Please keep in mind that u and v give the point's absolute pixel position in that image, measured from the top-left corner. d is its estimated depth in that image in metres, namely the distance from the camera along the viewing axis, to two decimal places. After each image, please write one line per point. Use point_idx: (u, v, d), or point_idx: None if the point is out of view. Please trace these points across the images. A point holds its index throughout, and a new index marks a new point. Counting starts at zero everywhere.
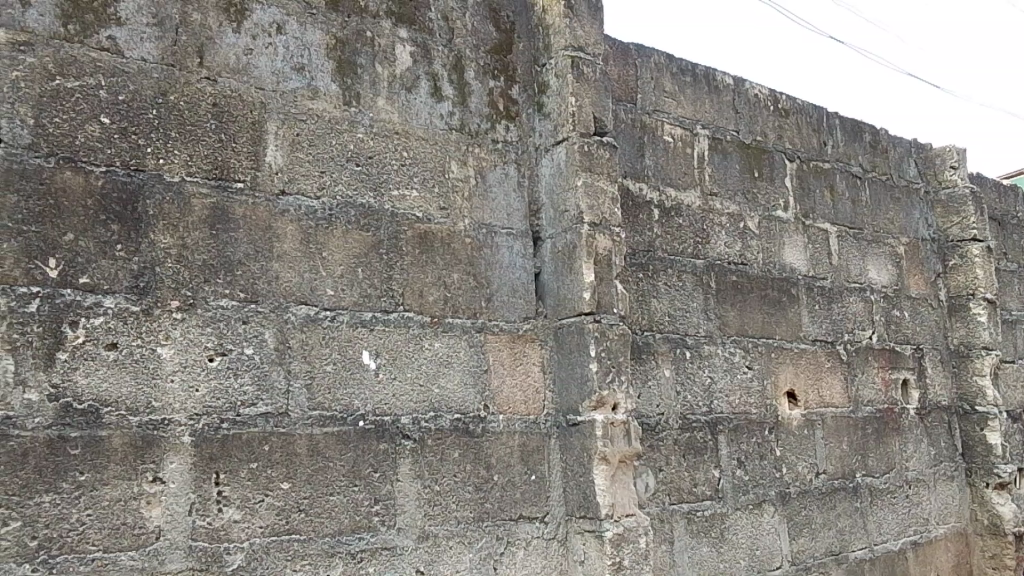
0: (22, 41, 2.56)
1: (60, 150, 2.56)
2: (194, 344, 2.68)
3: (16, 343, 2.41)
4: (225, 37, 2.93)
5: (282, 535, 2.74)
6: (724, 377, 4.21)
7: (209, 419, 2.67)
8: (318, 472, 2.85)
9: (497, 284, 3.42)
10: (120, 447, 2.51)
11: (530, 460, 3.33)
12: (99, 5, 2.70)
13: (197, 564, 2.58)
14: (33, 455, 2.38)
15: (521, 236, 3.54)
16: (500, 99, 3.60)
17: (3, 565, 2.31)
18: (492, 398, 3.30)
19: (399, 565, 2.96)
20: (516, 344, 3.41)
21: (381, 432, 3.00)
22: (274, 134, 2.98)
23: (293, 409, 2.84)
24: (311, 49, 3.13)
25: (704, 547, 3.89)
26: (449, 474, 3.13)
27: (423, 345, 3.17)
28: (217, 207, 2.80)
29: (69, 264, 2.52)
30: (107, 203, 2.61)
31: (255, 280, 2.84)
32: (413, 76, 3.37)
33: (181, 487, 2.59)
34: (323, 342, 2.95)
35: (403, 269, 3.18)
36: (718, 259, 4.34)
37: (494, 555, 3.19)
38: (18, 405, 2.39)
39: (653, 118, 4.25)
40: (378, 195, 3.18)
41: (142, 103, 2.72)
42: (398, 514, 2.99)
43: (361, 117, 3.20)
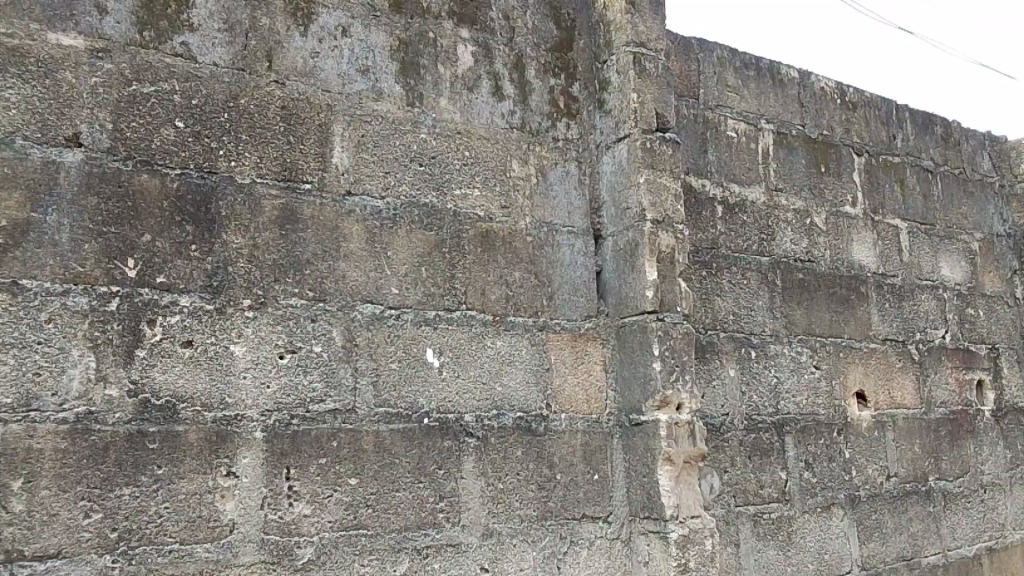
0: (100, 47, 2.64)
1: (137, 153, 2.65)
2: (265, 342, 2.75)
3: (97, 340, 2.49)
4: (293, 41, 2.99)
5: (350, 530, 2.78)
6: (791, 377, 4.11)
7: (280, 416, 2.73)
8: (385, 468, 2.88)
9: (558, 282, 3.41)
10: (196, 441, 2.58)
11: (593, 459, 3.31)
12: (173, 12, 2.78)
13: (269, 557, 2.64)
14: (113, 448, 2.47)
15: (582, 234, 3.52)
16: (561, 97, 3.59)
17: (85, 555, 2.39)
18: (555, 397, 3.29)
19: (463, 562, 2.98)
20: (578, 342, 3.39)
21: (445, 430, 3.02)
22: (340, 135, 3.03)
23: (360, 406, 2.88)
24: (375, 51, 3.17)
25: (771, 550, 3.81)
26: (512, 472, 3.13)
27: (485, 343, 3.18)
28: (287, 208, 2.86)
29: (146, 264, 2.60)
30: (182, 204, 2.69)
31: (324, 279, 2.89)
32: (474, 75, 3.38)
33: (253, 481, 2.65)
34: (387, 340, 2.98)
35: (466, 268, 3.20)
36: (784, 256, 4.25)
37: (557, 554, 3.18)
38: (100, 400, 2.47)
39: (716, 113, 4.18)
40: (441, 194, 3.20)
41: (214, 107, 2.80)
42: (461, 511, 3.01)
43: (424, 117, 3.23)
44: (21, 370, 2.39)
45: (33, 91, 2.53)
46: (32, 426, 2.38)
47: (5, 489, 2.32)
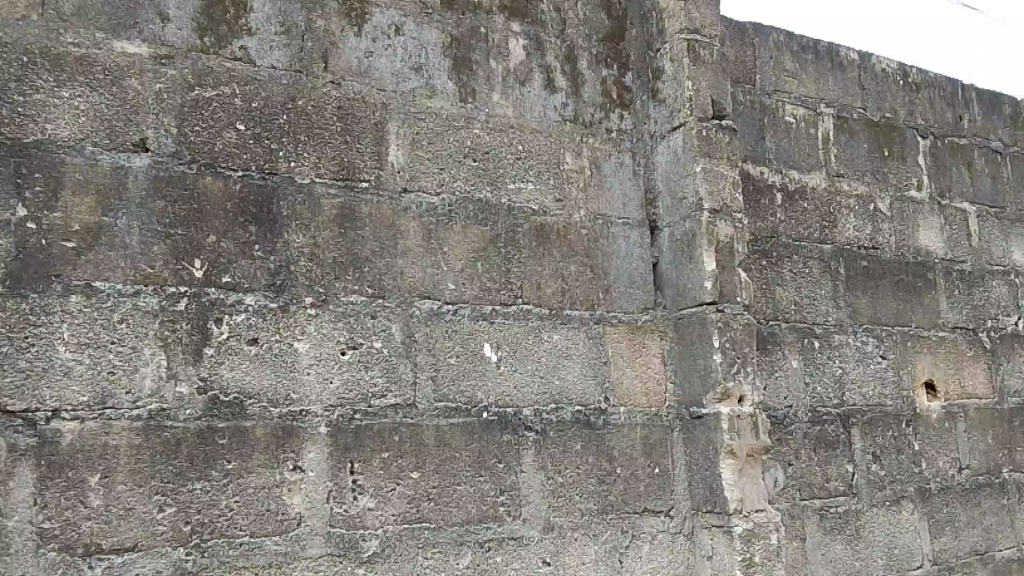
0: (163, 55, 2.72)
1: (201, 157, 2.71)
2: (327, 339, 2.79)
3: (167, 339, 2.57)
4: (348, 41, 3.03)
5: (413, 523, 2.82)
6: (856, 367, 4.00)
7: (344, 411, 2.77)
8: (446, 462, 2.90)
9: (615, 275, 3.38)
10: (263, 436, 2.64)
11: (653, 453, 3.28)
12: (231, 17, 2.84)
13: (335, 550, 2.69)
14: (185, 444, 2.54)
15: (638, 226, 3.48)
16: (614, 88, 3.56)
17: (160, 548, 2.47)
18: (613, 390, 3.27)
19: (525, 555, 2.98)
20: (636, 335, 3.36)
21: (504, 424, 3.03)
22: (395, 133, 3.06)
23: (420, 401, 2.90)
24: (428, 49, 3.19)
25: (838, 544, 3.73)
26: (572, 466, 3.12)
27: (542, 337, 3.18)
28: (345, 207, 2.90)
29: (212, 264, 2.66)
30: (245, 206, 2.75)
31: (382, 276, 2.93)
32: (527, 69, 3.37)
33: (319, 476, 2.70)
34: (445, 335, 3.00)
35: (522, 262, 3.20)
36: (847, 244, 4.14)
37: (619, 548, 3.16)
38: (171, 397, 2.55)
39: (773, 99, 4.09)
40: (495, 189, 3.21)
41: (273, 110, 2.85)
42: (523, 505, 3.01)
43: (477, 113, 3.23)
44: (96, 370, 2.47)
45: (100, 99, 2.61)
46: (108, 423, 2.46)
47: (84, 484, 2.41)
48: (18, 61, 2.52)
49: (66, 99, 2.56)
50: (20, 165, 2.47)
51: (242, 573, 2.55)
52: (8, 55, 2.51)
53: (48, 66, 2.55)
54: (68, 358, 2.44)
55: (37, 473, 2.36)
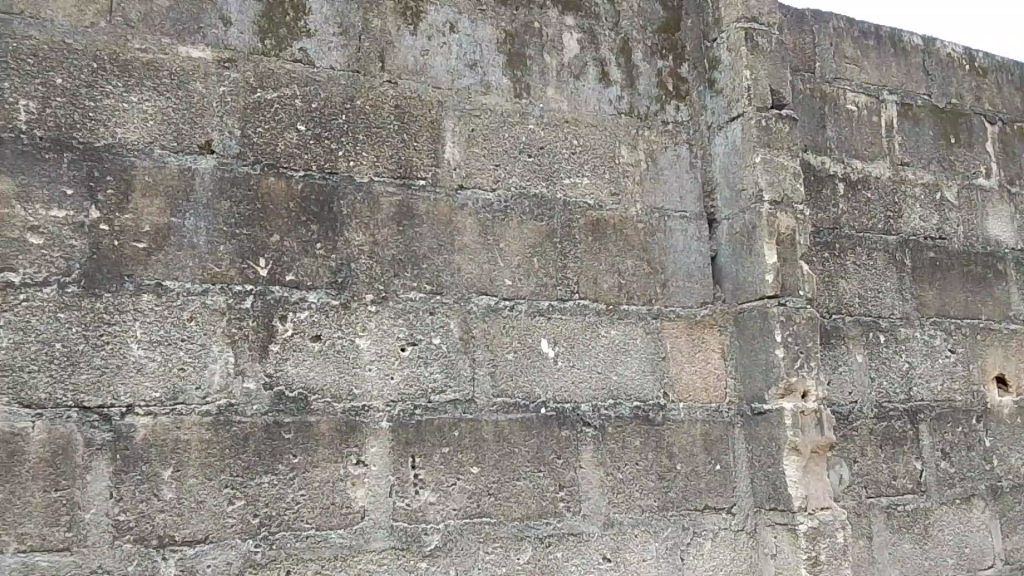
0: (226, 58, 2.78)
1: (264, 158, 2.77)
2: (388, 335, 2.83)
3: (234, 336, 2.63)
4: (404, 40, 3.06)
5: (474, 517, 2.83)
6: (924, 361, 3.89)
7: (405, 406, 2.80)
8: (506, 457, 2.91)
9: (672, 269, 3.34)
10: (328, 431, 2.69)
11: (714, 449, 3.24)
12: (291, 19, 2.89)
13: (398, 543, 2.72)
14: (253, 439, 2.59)
15: (696, 219, 3.43)
16: (670, 79, 3.52)
17: (230, 540, 2.53)
18: (672, 385, 3.23)
19: (586, 551, 2.97)
20: (695, 329, 3.32)
21: (563, 419, 3.02)
22: (451, 130, 3.07)
23: (479, 396, 2.92)
24: (482, 45, 3.19)
25: (906, 543, 3.62)
26: (632, 462, 3.10)
27: (600, 332, 3.16)
28: (403, 204, 2.93)
29: (276, 263, 2.72)
30: (307, 205, 2.80)
31: (440, 273, 2.95)
32: (581, 63, 3.35)
33: (381, 470, 2.74)
34: (503, 331, 3.01)
35: (578, 257, 3.18)
36: (913, 234, 4.01)
37: (681, 545, 3.12)
38: (239, 393, 2.61)
39: (834, 87, 3.99)
40: (551, 184, 3.20)
41: (332, 110, 2.89)
42: (582, 500, 3.00)
43: (532, 108, 3.23)
44: (167, 367, 2.54)
45: (167, 103, 2.67)
46: (180, 418, 2.52)
47: (157, 478, 2.47)
48: (89, 67, 2.59)
49: (135, 104, 2.63)
50: (93, 168, 2.55)
51: (309, 566, 2.60)
52: (79, 61, 2.58)
53: (118, 72, 2.62)
54: (140, 355, 2.51)
55: (113, 467, 2.43)
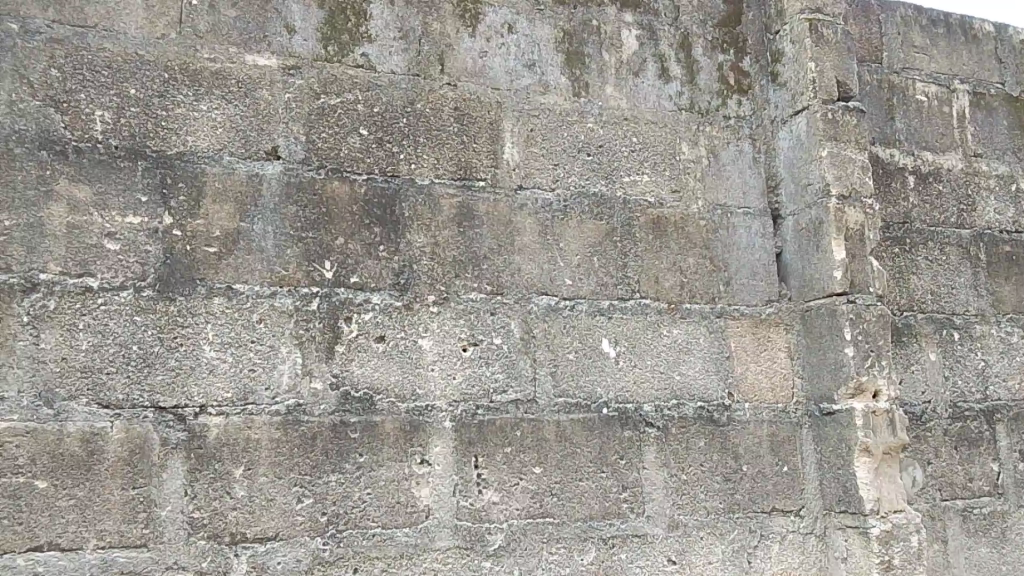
0: (291, 65, 2.84)
1: (328, 162, 2.82)
2: (450, 335, 2.85)
3: (302, 337, 2.68)
4: (463, 42, 3.08)
5: (537, 518, 2.83)
6: (1001, 360, 3.73)
7: (467, 406, 2.82)
8: (568, 457, 2.90)
9: (736, 267, 3.29)
10: (393, 430, 2.72)
11: (781, 450, 3.17)
12: (353, 25, 2.94)
13: (462, 542, 2.74)
14: (320, 438, 2.64)
15: (759, 215, 3.37)
16: (731, 74, 3.46)
17: (300, 538, 2.58)
18: (737, 385, 3.18)
19: (650, 553, 2.94)
20: (760, 328, 3.26)
21: (625, 420, 3.00)
22: (510, 131, 3.08)
23: (541, 397, 2.92)
24: (540, 45, 3.19)
25: (984, 548, 3.49)
26: (695, 463, 3.06)
27: (661, 331, 3.12)
28: (464, 206, 2.95)
29: (341, 266, 2.77)
30: (370, 208, 2.84)
31: (500, 273, 2.96)
32: (640, 59, 3.32)
33: (445, 469, 2.76)
34: (564, 331, 3.00)
35: (639, 256, 3.15)
36: (988, 228, 3.86)
37: (748, 548, 3.06)
38: (307, 392, 2.66)
39: (903, 77, 3.86)
40: (610, 182, 3.18)
41: (393, 113, 2.93)
42: (646, 501, 2.97)
43: (590, 107, 3.21)
44: (238, 368, 2.61)
45: (235, 111, 2.75)
46: (251, 417, 2.59)
47: (230, 476, 2.54)
48: (161, 77, 2.68)
49: (205, 112, 2.71)
50: (165, 176, 2.63)
51: (376, 564, 2.63)
52: (151, 72, 2.67)
53: (188, 82, 2.70)
54: (212, 356, 2.58)
55: (187, 465, 2.51)
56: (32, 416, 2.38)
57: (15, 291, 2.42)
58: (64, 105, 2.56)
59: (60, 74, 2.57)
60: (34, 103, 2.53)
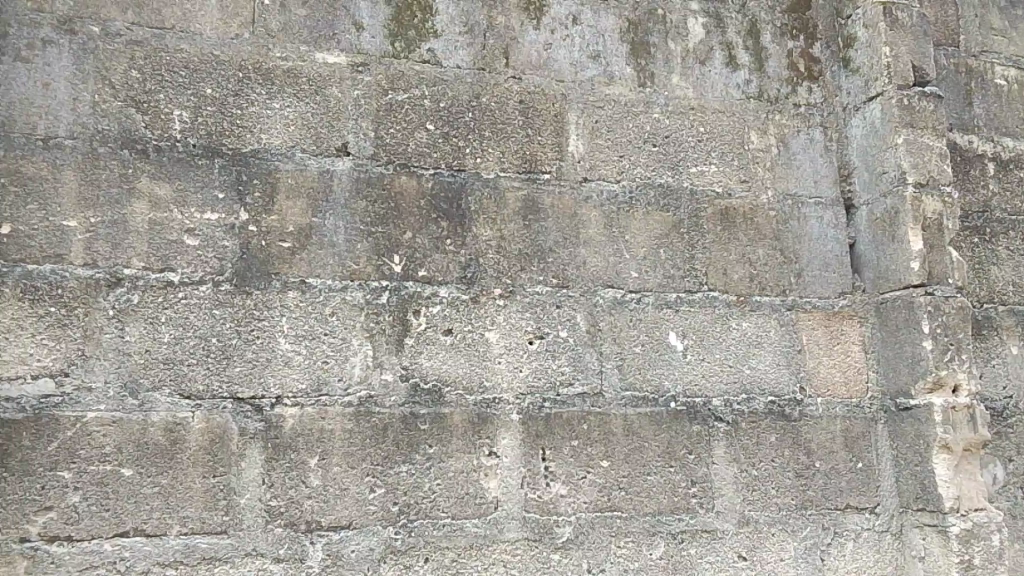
0: (359, 62, 2.88)
1: (396, 157, 2.85)
2: (516, 328, 2.86)
3: (372, 330, 2.73)
4: (528, 35, 3.08)
5: (605, 511, 2.82)
6: None
7: (534, 398, 2.83)
8: (636, 451, 2.88)
9: (807, 258, 3.21)
10: (461, 422, 2.75)
11: (855, 446, 3.09)
12: (418, 21, 2.96)
13: (531, 534, 2.74)
14: (391, 429, 2.68)
15: (831, 205, 3.28)
16: (801, 60, 3.37)
17: (372, 527, 2.63)
18: (809, 380, 3.11)
19: (720, 549, 2.90)
20: (833, 321, 3.18)
21: (694, 414, 2.96)
22: (575, 123, 3.07)
23: (607, 390, 2.90)
24: (605, 36, 3.16)
25: None
26: (767, 458, 3.00)
27: (730, 324, 3.07)
28: (529, 199, 2.96)
29: (409, 259, 2.80)
30: (437, 202, 2.86)
31: (566, 266, 2.95)
32: (707, 48, 3.27)
33: (513, 461, 2.77)
34: (630, 323, 2.98)
35: (707, 247, 3.11)
36: None
37: (821, 545, 2.99)
38: (377, 384, 2.70)
39: (982, 60, 3.71)
40: (677, 173, 3.14)
41: (459, 108, 2.95)
42: (715, 496, 2.93)
43: (656, 97, 3.17)
44: (312, 360, 2.66)
45: (306, 108, 2.80)
46: (324, 408, 2.64)
47: (304, 466, 2.60)
48: (235, 77, 2.75)
49: (277, 110, 2.77)
50: (241, 173, 2.70)
51: (445, 554, 2.66)
52: (226, 72, 2.74)
53: (261, 81, 2.77)
54: (287, 349, 2.65)
55: (264, 454, 2.58)
56: (118, 406, 2.48)
57: (102, 285, 2.52)
58: (145, 106, 2.65)
59: (140, 76, 2.66)
60: (116, 104, 2.62)
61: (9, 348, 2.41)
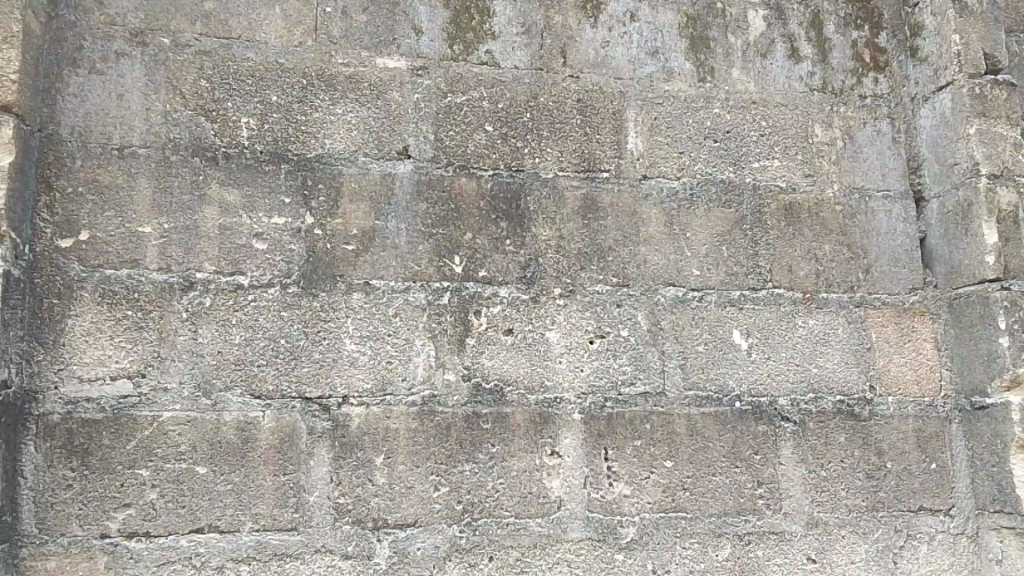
0: (419, 66, 2.91)
1: (456, 159, 2.88)
2: (577, 328, 2.85)
3: (434, 330, 2.76)
4: (585, 33, 3.07)
5: (669, 512, 2.80)
6: None
7: (596, 398, 2.82)
8: (700, 451, 2.85)
9: (876, 253, 3.12)
10: (523, 422, 2.76)
11: (928, 446, 3.00)
12: (476, 23, 2.98)
13: (595, 534, 2.74)
14: (454, 428, 2.71)
15: (900, 198, 3.19)
16: (866, 51, 3.29)
17: (437, 525, 2.66)
18: (879, 378, 3.02)
19: (788, 551, 2.84)
20: (903, 318, 3.09)
21: (759, 414, 2.91)
22: (634, 121, 3.05)
23: (670, 389, 2.88)
24: (663, 31, 3.13)
25: None
26: (836, 459, 2.93)
27: (796, 322, 3.01)
28: (588, 198, 2.95)
29: (469, 260, 2.82)
30: (497, 203, 2.88)
31: (626, 264, 2.93)
32: (768, 40, 3.21)
33: (576, 461, 2.77)
34: (692, 321, 2.94)
35: (771, 243, 3.05)
36: None
37: (893, 548, 2.91)
38: (440, 384, 2.73)
39: None
40: (739, 169, 3.09)
41: (517, 108, 2.96)
42: (783, 497, 2.88)
43: (716, 92, 3.13)
44: (376, 360, 2.71)
45: (368, 113, 2.85)
46: (388, 408, 2.68)
47: (371, 464, 2.64)
48: (299, 84, 2.81)
49: (340, 115, 2.83)
50: (306, 178, 2.76)
51: (509, 553, 2.68)
52: (291, 79, 2.81)
53: (324, 87, 2.83)
54: (352, 349, 2.70)
55: (332, 453, 2.63)
56: (192, 406, 2.56)
57: (175, 289, 2.60)
58: (214, 114, 2.73)
59: (209, 85, 2.74)
60: (186, 113, 2.71)
61: (89, 350, 2.51)
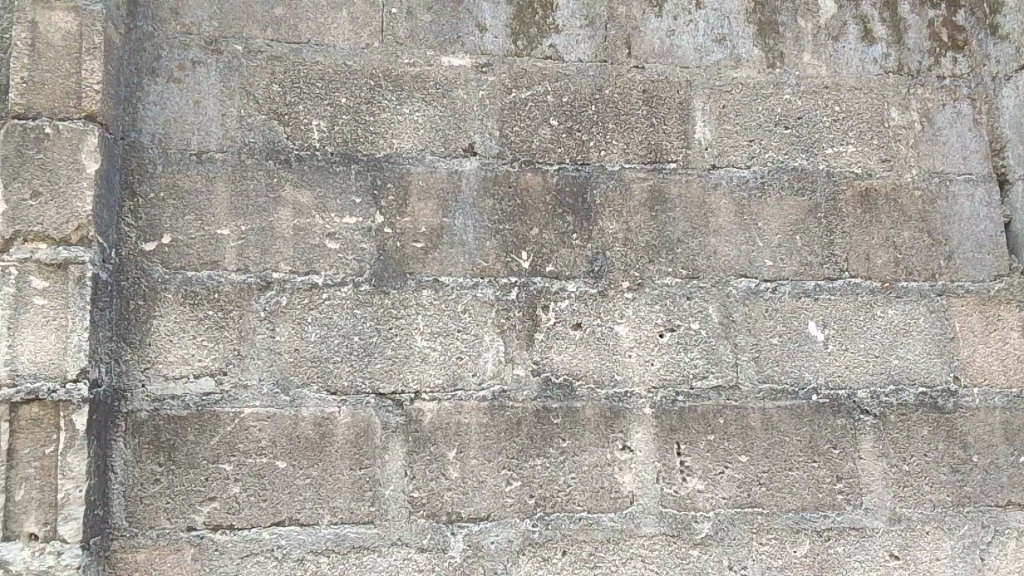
0: (483, 63, 2.93)
1: (521, 154, 2.88)
2: (647, 321, 2.83)
3: (503, 325, 2.77)
4: (650, 23, 3.03)
5: (745, 507, 2.75)
6: None
7: (667, 392, 2.79)
8: (776, 446, 2.79)
9: (958, 239, 3.00)
10: (593, 416, 2.75)
11: (1017, 439, 2.87)
12: (540, 18, 2.98)
13: (669, 529, 2.71)
14: (525, 423, 2.72)
15: (983, 181, 3.05)
16: (944, 30, 3.16)
17: (509, 519, 2.67)
18: (964, 369, 2.91)
19: (870, 548, 2.76)
20: (988, 306, 2.96)
21: (837, 407, 2.83)
22: (701, 110, 3.00)
23: (743, 383, 2.82)
24: (730, 18, 3.07)
25: None
26: (919, 452, 2.83)
27: (875, 312, 2.91)
28: (655, 189, 2.92)
29: (537, 255, 2.82)
30: (563, 197, 2.87)
31: (695, 256, 2.89)
32: (840, 22, 3.11)
33: (647, 455, 2.74)
34: (765, 313, 2.88)
35: (847, 231, 2.96)
36: None
37: (981, 545, 2.80)
38: (510, 378, 2.75)
39: None
40: (812, 155, 3.00)
41: (582, 101, 2.95)
42: (863, 492, 2.79)
43: (787, 77, 3.05)
44: (447, 356, 2.74)
45: (434, 111, 2.88)
46: (460, 403, 2.71)
47: (444, 458, 2.67)
48: (367, 85, 2.86)
49: (407, 114, 2.86)
50: (375, 177, 2.80)
51: (583, 547, 2.68)
52: (359, 81, 2.86)
53: (391, 87, 2.87)
54: (423, 345, 2.73)
55: (405, 448, 2.67)
56: (272, 402, 2.63)
57: (253, 289, 2.68)
58: (286, 118, 2.80)
59: (280, 89, 2.81)
60: (259, 117, 2.78)
61: (173, 349, 2.61)
